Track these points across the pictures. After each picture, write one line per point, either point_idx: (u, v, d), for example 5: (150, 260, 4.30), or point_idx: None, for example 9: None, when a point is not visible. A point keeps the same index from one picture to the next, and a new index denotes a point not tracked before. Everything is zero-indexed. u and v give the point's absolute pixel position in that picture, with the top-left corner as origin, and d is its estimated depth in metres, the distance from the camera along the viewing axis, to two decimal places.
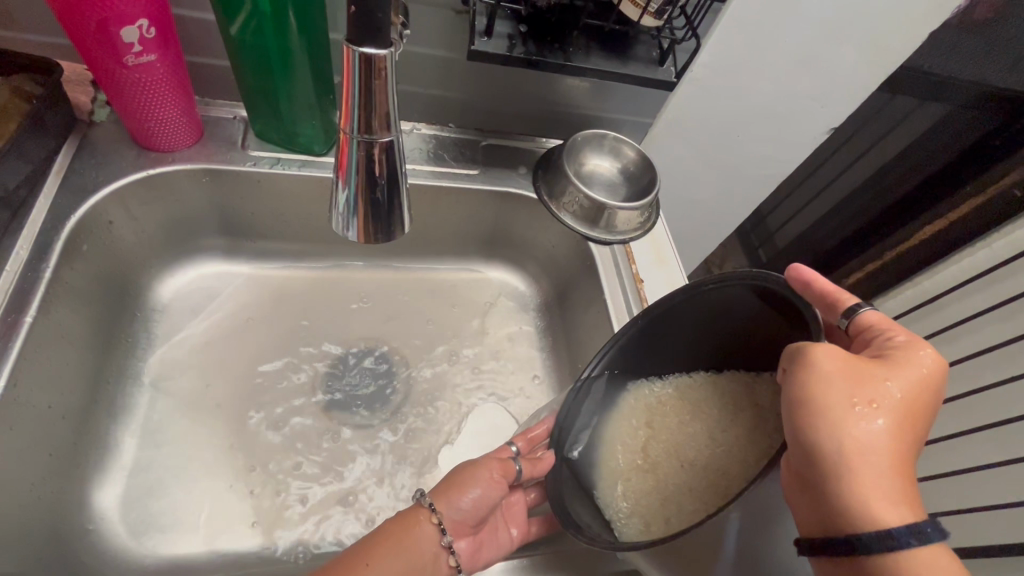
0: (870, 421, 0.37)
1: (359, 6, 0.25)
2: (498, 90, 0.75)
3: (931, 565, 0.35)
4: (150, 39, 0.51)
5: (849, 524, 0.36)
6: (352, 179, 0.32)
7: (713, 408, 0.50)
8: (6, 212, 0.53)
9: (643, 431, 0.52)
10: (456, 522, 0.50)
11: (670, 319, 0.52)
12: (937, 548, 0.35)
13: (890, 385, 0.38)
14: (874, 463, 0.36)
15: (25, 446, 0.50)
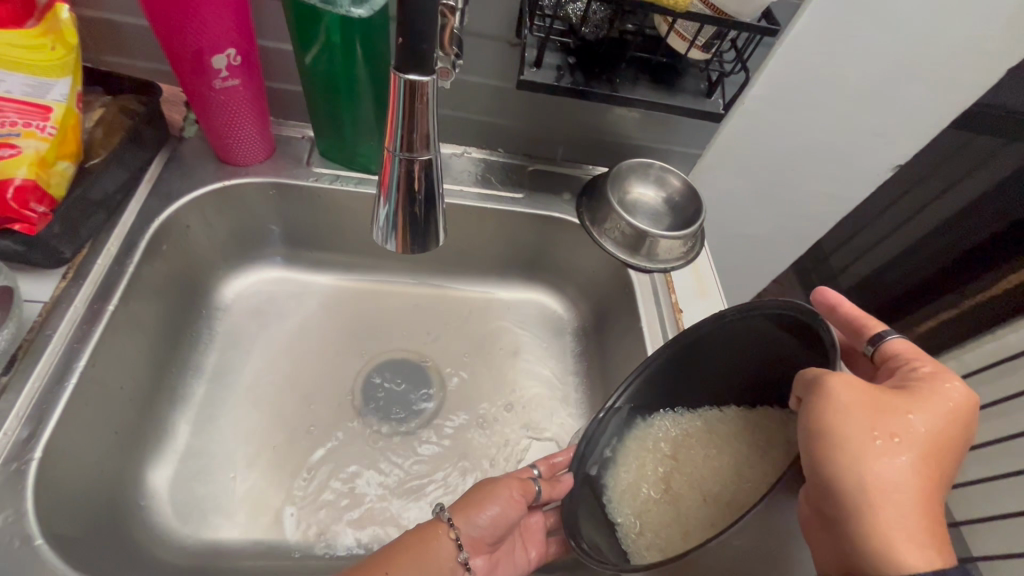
0: (893, 456, 0.35)
1: (407, 39, 0.28)
2: (548, 118, 0.78)
3: None
4: (236, 66, 0.58)
5: (872, 567, 0.34)
6: (395, 193, 0.34)
7: (742, 444, 0.48)
8: (104, 213, 0.59)
9: (667, 461, 0.51)
10: (472, 538, 0.50)
11: (695, 349, 0.52)
12: None
13: (914, 419, 0.36)
14: (899, 503, 0.34)
15: (99, 423, 0.55)
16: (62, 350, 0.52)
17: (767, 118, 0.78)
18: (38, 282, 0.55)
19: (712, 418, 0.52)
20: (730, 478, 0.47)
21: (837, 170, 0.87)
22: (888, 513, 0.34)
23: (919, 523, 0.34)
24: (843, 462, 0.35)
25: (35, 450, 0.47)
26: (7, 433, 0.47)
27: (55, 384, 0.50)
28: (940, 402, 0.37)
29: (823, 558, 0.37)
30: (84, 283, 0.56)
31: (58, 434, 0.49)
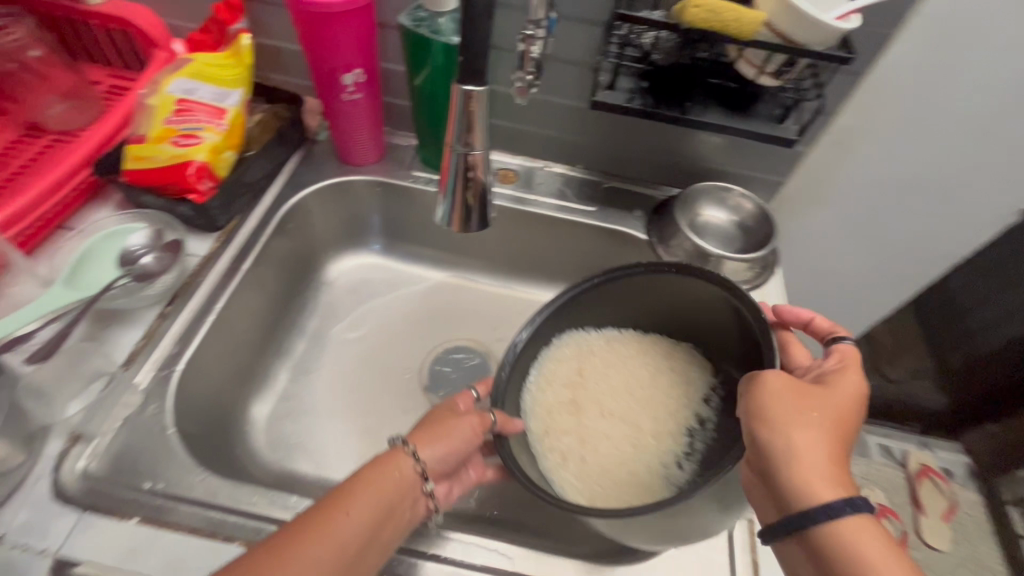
0: (812, 419, 0.45)
1: (466, 57, 0.36)
2: (626, 139, 0.82)
3: (864, 530, 0.40)
4: (360, 82, 0.71)
5: (801, 505, 0.42)
6: (454, 181, 0.41)
7: (597, 359, 0.65)
8: (251, 193, 0.75)
9: (578, 384, 0.64)
10: (433, 465, 0.51)
11: (631, 295, 0.64)
12: (869, 519, 0.40)
13: (825, 397, 0.47)
14: (819, 453, 0.43)
15: (225, 355, 0.69)
16: (207, 294, 0.66)
17: (859, 150, 0.75)
18: (198, 240, 0.70)
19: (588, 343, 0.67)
20: (625, 411, 0.62)
21: (943, 209, 0.81)
22: (812, 457, 0.43)
23: (834, 467, 0.43)
24: (774, 426, 0.44)
25: (179, 363, 0.60)
26: (164, 346, 0.61)
27: (199, 318, 0.64)
28: (851, 385, 0.48)
29: (766, 512, 0.45)
30: (229, 246, 0.71)
31: (196, 354, 0.63)
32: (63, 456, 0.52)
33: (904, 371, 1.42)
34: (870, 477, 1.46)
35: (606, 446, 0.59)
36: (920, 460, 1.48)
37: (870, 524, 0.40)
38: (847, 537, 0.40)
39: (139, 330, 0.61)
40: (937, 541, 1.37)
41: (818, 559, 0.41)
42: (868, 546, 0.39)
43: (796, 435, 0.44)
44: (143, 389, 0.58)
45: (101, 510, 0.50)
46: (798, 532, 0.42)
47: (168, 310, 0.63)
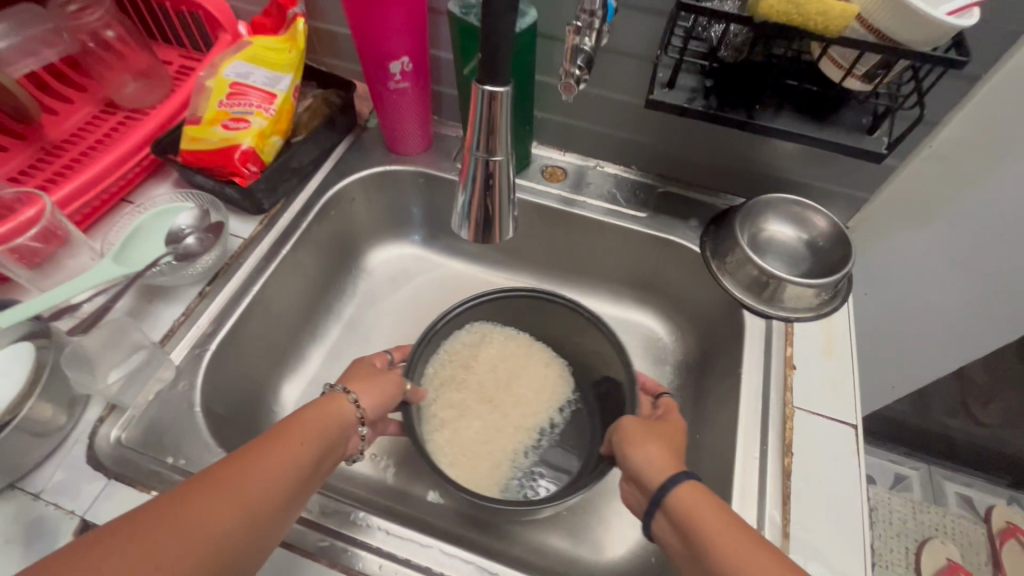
0: (656, 443, 0.55)
1: (487, 54, 0.32)
2: (686, 141, 0.75)
3: (695, 496, 0.48)
4: (408, 71, 0.69)
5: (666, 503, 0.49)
6: (472, 187, 0.38)
7: (492, 347, 0.75)
8: (297, 179, 0.76)
9: (469, 368, 0.73)
10: (370, 405, 0.58)
11: (569, 326, 0.73)
12: (695, 486, 0.49)
13: (669, 430, 0.58)
14: (659, 458, 0.53)
15: (260, 336, 0.70)
16: (245, 276, 0.68)
17: (965, 168, 0.64)
18: (243, 222, 0.72)
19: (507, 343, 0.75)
20: (501, 402, 0.71)
21: None
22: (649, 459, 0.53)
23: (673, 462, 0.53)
24: (632, 450, 0.55)
25: (212, 343, 0.63)
26: (201, 325, 0.63)
27: (235, 300, 0.66)
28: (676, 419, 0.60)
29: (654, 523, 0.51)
30: (271, 230, 0.72)
31: (229, 334, 0.64)
32: (99, 422, 0.55)
33: (996, 416, 1.26)
34: (941, 528, 1.31)
35: (477, 426, 0.69)
36: (1006, 518, 1.30)
37: (702, 494, 0.49)
38: (682, 507, 0.48)
39: (180, 307, 0.64)
40: None
41: (680, 537, 0.48)
42: (704, 512, 0.47)
43: (645, 442, 0.55)
44: (178, 365, 0.60)
45: (125, 479, 0.52)
46: (662, 519, 0.50)
47: (207, 290, 0.65)
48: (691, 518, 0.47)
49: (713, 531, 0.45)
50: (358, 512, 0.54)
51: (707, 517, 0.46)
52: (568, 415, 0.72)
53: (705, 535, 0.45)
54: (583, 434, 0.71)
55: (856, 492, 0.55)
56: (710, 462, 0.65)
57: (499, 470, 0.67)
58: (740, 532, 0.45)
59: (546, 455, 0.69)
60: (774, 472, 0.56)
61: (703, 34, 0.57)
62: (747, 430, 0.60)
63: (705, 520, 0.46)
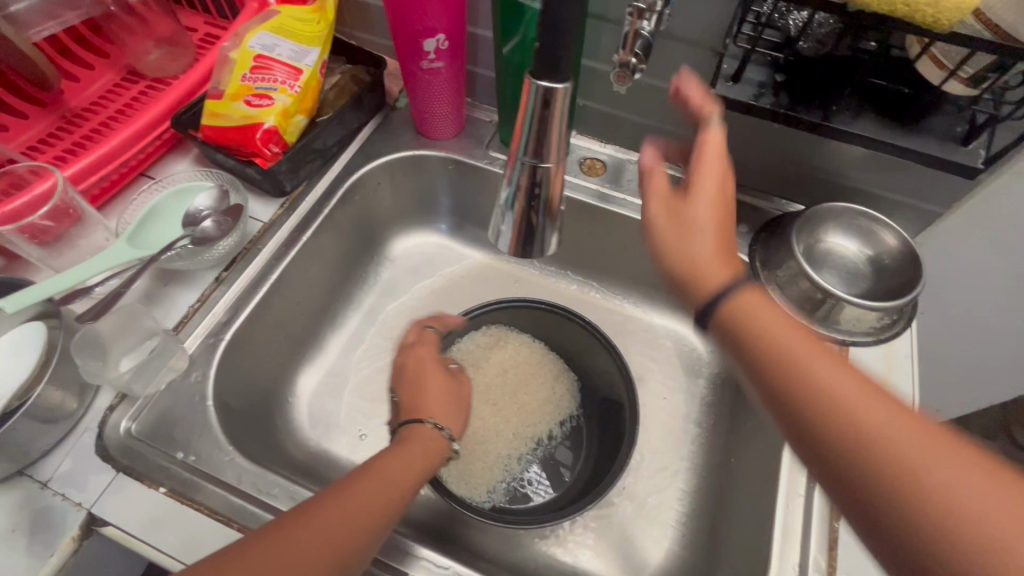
0: (692, 202, 0.42)
1: (544, 44, 0.27)
2: (742, 140, 0.69)
3: (760, 304, 0.38)
4: (443, 49, 0.64)
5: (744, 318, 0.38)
6: (514, 196, 0.33)
7: (504, 350, 0.72)
8: (321, 160, 0.71)
9: (477, 368, 0.70)
10: (456, 429, 0.56)
11: (585, 341, 0.69)
12: (757, 292, 0.39)
13: (696, 204, 0.42)
14: (698, 242, 0.41)
15: (277, 325, 0.67)
16: (264, 262, 0.65)
17: None
18: (264, 205, 0.69)
19: (520, 352, 0.72)
20: (503, 408, 0.68)
21: None
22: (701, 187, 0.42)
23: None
24: (679, 256, 0.42)
25: (227, 332, 0.60)
26: (216, 313, 0.60)
27: (252, 287, 0.63)
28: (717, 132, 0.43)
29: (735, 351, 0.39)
30: (292, 214, 0.68)
31: (246, 323, 0.62)
32: (110, 411, 0.53)
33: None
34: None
35: (475, 427, 0.66)
36: None
37: (766, 299, 0.39)
38: (735, 312, 0.39)
39: (196, 292, 0.61)
40: None
41: (738, 344, 0.39)
42: (760, 316, 0.38)
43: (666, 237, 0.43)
44: (191, 353, 0.58)
45: (133, 473, 0.50)
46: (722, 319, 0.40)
47: (224, 275, 0.63)
48: (750, 330, 0.38)
49: (775, 337, 0.37)
50: (399, 538, 0.53)
51: (764, 328, 0.37)
52: (568, 434, 0.68)
53: (766, 359, 0.37)
54: (581, 458, 0.66)
55: None
56: (746, 490, 0.60)
57: (483, 476, 0.64)
58: (806, 338, 0.37)
59: (535, 471, 0.66)
60: (820, 513, 0.52)
61: (780, 21, 0.49)
62: (792, 463, 0.55)
63: (765, 323, 0.38)
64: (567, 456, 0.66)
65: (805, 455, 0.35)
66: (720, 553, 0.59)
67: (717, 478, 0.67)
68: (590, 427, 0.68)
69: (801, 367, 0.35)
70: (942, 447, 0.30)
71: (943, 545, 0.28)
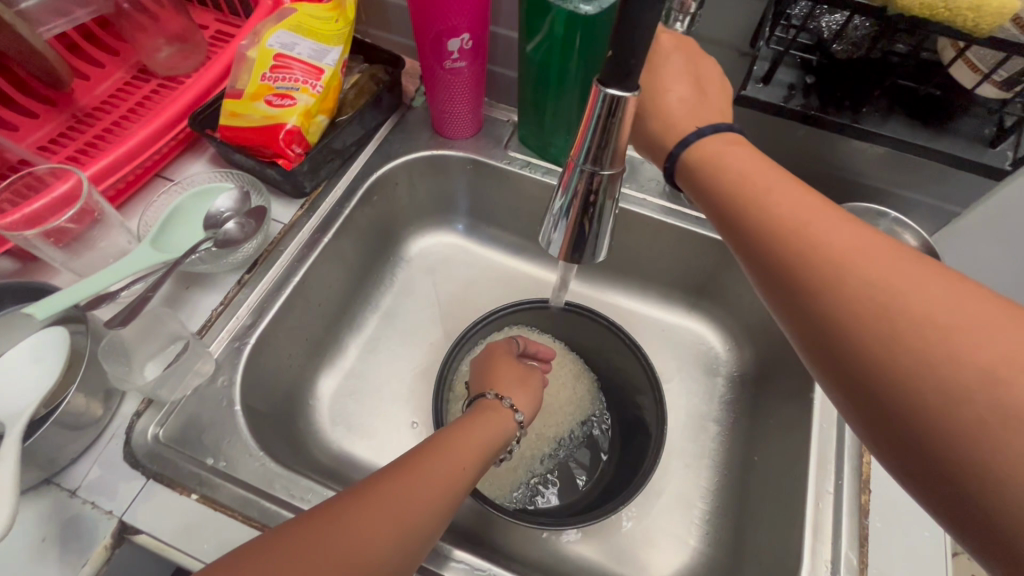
0: (671, 92, 0.43)
1: (615, 52, 0.27)
2: (763, 140, 0.69)
3: (732, 149, 0.40)
4: (466, 49, 0.64)
5: (720, 161, 0.40)
6: (570, 201, 0.33)
7: None
8: (339, 160, 0.71)
9: None
10: (524, 405, 0.60)
11: (606, 341, 0.70)
12: (733, 141, 0.41)
13: (671, 90, 0.43)
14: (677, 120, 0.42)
15: (298, 327, 0.67)
16: (287, 265, 0.64)
17: None
18: (283, 206, 0.68)
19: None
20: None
21: None
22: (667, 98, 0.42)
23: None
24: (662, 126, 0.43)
25: (251, 336, 0.59)
26: (240, 316, 0.60)
27: (275, 290, 0.63)
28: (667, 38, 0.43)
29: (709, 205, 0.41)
30: (312, 216, 0.68)
31: (269, 326, 0.61)
32: (136, 417, 0.53)
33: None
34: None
35: None
36: None
37: (736, 145, 0.41)
38: (703, 159, 0.41)
39: (218, 296, 0.61)
40: None
41: (704, 192, 0.41)
42: (728, 157, 0.40)
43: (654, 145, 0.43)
44: (216, 358, 0.57)
45: (164, 480, 0.50)
46: (697, 178, 0.41)
47: (247, 278, 0.62)
48: (714, 169, 0.40)
49: (745, 172, 0.39)
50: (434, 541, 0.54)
51: (738, 169, 0.39)
52: (591, 434, 0.68)
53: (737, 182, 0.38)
54: (604, 458, 0.66)
55: (941, 538, 0.51)
56: (771, 487, 0.61)
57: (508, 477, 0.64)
58: (776, 176, 0.38)
59: (561, 472, 0.66)
60: (849, 510, 0.53)
61: (812, 24, 0.50)
62: (819, 460, 0.56)
63: (733, 171, 0.39)
64: (590, 456, 0.67)
65: (783, 307, 0.36)
66: (746, 549, 0.60)
67: (739, 475, 0.67)
68: (611, 427, 0.69)
69: (763, 198, 0.37)
70: (915, 271, 0.32)
71: (942, 349, 0.29)
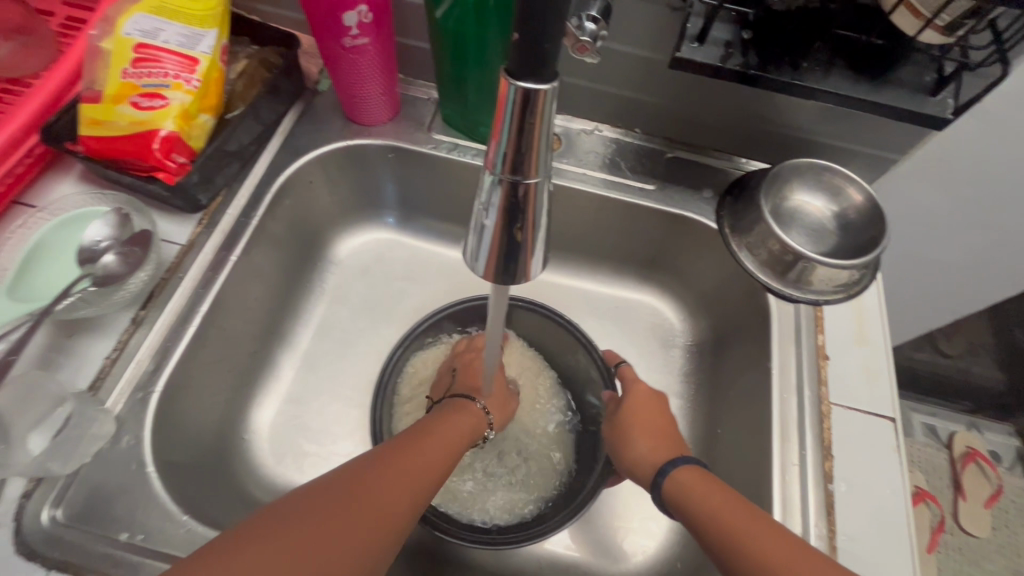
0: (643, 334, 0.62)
1: (522, 34, 0.21)
2: (703, 101, 0.65)
3: (702, 480, 0.49)
4: (367, 23, 0.55)
5: (705, 502, 0.47)
6: (490, 217, 0.28)
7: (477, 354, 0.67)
8: (238, 163, 0.61)
9: None
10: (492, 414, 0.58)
11: (563, 339, 0.66)
12: (701, 471, 0.50)
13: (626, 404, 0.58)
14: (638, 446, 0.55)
15: (216, 360, 0.59)
16: (189, 294, 0.56)
17: (1006, 120, 0.60)
18: (177, 224, 0.59)
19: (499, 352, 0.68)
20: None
21: None
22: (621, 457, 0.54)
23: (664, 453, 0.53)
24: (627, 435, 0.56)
25: (157, 383, 0.51)
26: (138, 362, 0.52)
27: (180, 324, 0.54)
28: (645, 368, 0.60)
29: (698, 512, 0.46)
30: (213, 233, 0.59)
31: (180, 367, 0.53)
32: (25, 500, 0.45)
33: (960, 346, 1.20)
34: (909, 457, 1.29)
35: None
36: (968, 442, 1.31)
37: (703, 476, 0.50)
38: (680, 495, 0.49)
39: (110, 341, 0.52)
40: (976, 528, 1.23)
41: (696, 526, 0.46)
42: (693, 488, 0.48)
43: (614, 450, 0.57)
44: (117, 415, 0.49)
45: (71, 569, 0.43)
46: (673, 508, 0.49)
47: (142, 315, 0.53)
48: (689, 500, 0.48)
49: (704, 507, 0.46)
50: None
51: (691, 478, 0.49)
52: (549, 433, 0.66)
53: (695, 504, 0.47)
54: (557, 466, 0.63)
55: (900, 492, 0.52)
56: (737, 461, 0.61)
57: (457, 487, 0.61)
58: (746, 511, 0.45)
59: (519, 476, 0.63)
60: (815, 478, 0.53)
61: None
62: (781, 432, 0.56)
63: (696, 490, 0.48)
64: (544, 463, 0.63)
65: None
66: None
67: (705, 449, 0.67)
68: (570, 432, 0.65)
69: (733, 531, 0.44)
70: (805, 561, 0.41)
71: None
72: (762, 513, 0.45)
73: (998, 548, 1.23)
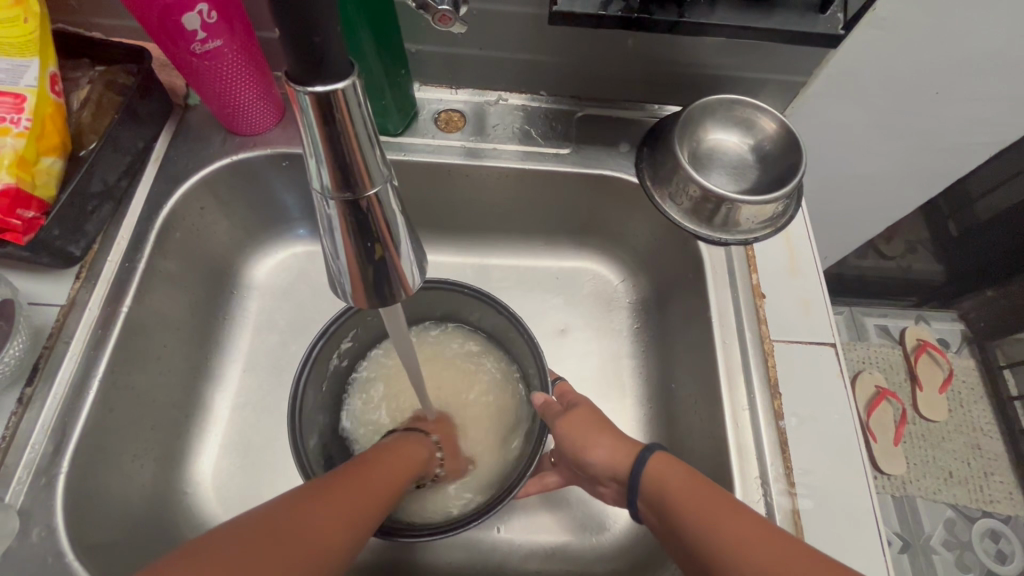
0: None
1: (286, 29, 0.19)
2: (602, 52, 0.61)
3: (669, 471, 0.47)
4: (213, 23, 0.48)
5: (681, 500, 0.44)
6: (336, 240, 0.25)
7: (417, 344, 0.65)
8: (109, 203, 0.56)
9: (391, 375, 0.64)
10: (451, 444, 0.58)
11: (510, 329, 0.62)
12: (669, 462, 0.48)
13: (568, 414, 0.55)
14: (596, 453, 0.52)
15: (128, 423, 0.54)
16: (79, 358, 0.51)
17: (904, 24, 0.58)
18: (54, 283, 0.53)
19: (444, 341, 0.66)
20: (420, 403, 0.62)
21: (989, 89, 0.65)
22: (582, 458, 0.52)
23: (625, 445, 0.51)
24: (576, 446, 0.53)
25: (62, 463, 0.47)
26: (35, 446, 0.47)
27: (76, 395, 0.49)
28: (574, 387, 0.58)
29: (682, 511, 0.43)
30: (96, 285, 0.54)
31: (85, 441, 0.49)
32: None
33: (900, 246, 1.23)
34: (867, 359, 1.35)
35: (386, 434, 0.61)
36: (919, 335, 1.37)
37: (674, 465, 0.47)
38: (656, 491, 0.46)
39: None
40: (935, 413, 1.30)
41: (675, 524, 0.44)
42: (673, 483, 0.45)
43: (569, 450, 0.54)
44: (20, 508, 0.45)
45: None
46: (652, 507, 0.47)
47: (30, 393, 0.49)
48: (667, 498, 0.45)
49: (685, 506, 0.43)
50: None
51: (678, 490, 0.45)
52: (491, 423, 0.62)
53: (683, 510, 0.43)
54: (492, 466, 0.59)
55: (848, 417, 0.53)
56: (693, 412, 0.60)
57: None
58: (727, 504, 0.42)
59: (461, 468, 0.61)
60: (767, 419, 0.53)
61: None
62: (728, 379, 0.55)
63: (682, 503, 0.44)
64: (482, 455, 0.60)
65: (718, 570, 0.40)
66: None
67: (663, 404, 0.66)
68: (515, 424, 0.62)
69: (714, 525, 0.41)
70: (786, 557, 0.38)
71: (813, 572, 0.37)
72: (747, 507, 0.42)
73: (956, 427, 1.31)
